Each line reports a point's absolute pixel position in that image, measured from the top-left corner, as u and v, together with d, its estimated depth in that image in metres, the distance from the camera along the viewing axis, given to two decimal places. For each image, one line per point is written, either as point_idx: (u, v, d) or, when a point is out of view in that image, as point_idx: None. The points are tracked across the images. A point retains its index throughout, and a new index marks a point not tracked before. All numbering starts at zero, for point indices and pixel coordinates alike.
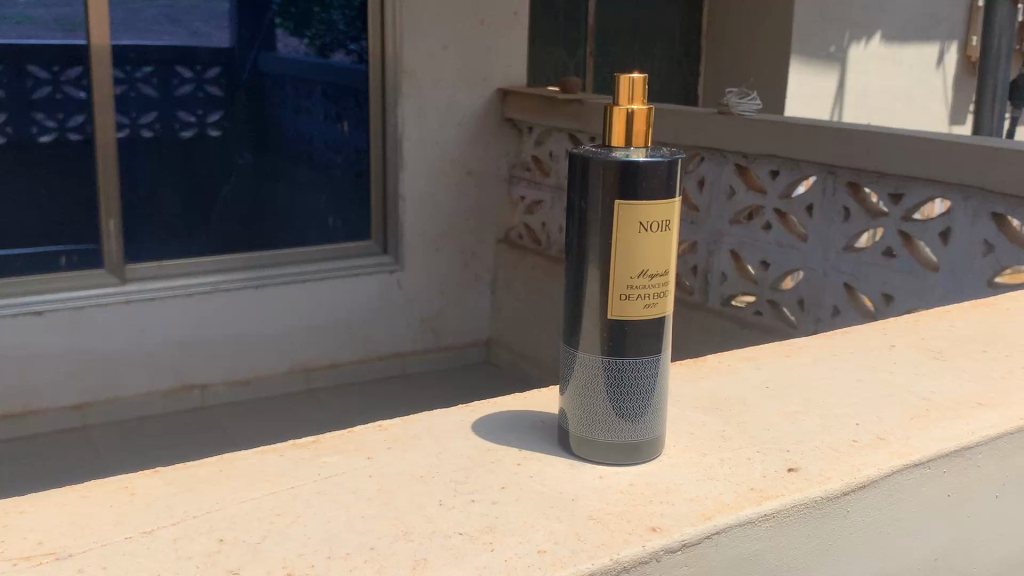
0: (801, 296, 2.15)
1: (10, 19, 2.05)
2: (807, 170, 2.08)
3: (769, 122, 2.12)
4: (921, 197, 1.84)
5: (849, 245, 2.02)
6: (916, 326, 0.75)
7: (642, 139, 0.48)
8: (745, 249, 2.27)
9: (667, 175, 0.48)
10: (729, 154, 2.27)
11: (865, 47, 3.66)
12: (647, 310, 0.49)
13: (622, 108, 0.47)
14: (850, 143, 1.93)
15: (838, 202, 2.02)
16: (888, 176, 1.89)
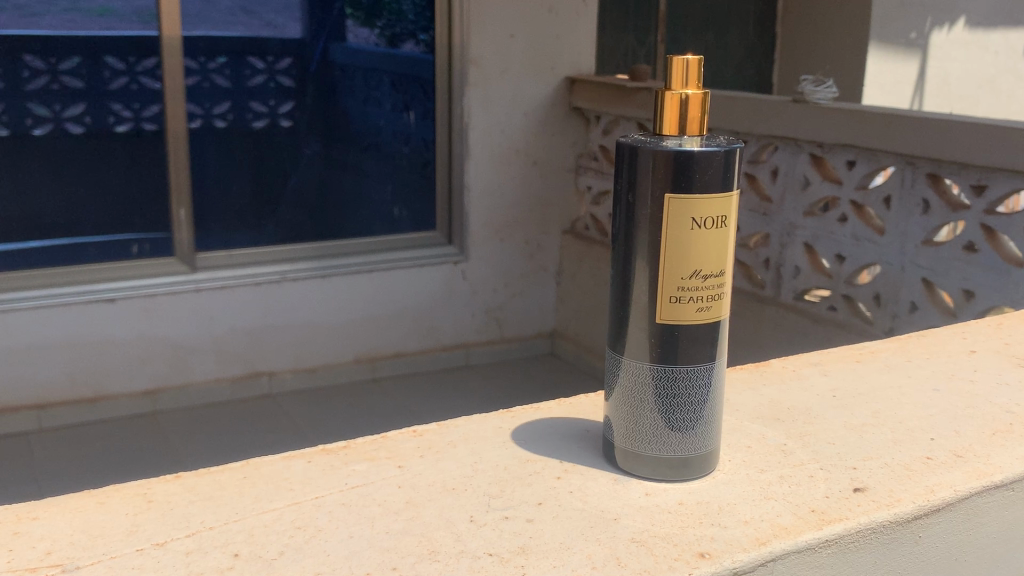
0: (878, 292, 2.07)
1: (92, 11, 2.08)
2: (885, 160, 2.01)
3: (846, 111, 2.05)
4: (1007, 188, 1.76)
5: (928, 239, 1.93)
6: (1000, 329, 0.70)
7: (698, 126, 0.44)
8: (820, 242, 2.20)
9: (725, 167, 0.44)
10: (803, 143, 2.21)
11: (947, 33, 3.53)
12: (700, 315, 0.45)
13: (674, 94, 0.43)
14: (931, 132, 1.85)
15: (917, 194, 1.94)
16: (971, 167, 1.81)
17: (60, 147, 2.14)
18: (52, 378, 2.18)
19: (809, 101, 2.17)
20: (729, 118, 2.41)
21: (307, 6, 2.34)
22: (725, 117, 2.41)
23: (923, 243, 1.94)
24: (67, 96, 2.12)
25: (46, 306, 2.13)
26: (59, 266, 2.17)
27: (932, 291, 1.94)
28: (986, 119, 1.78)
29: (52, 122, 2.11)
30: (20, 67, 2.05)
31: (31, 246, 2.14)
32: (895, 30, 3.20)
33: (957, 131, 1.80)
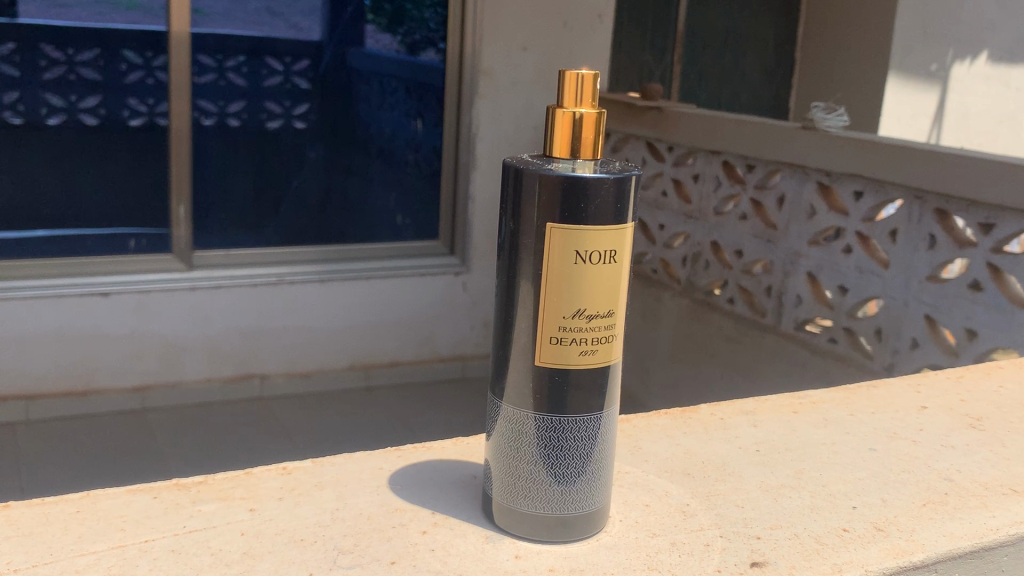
0: (879, 326, 2.00)
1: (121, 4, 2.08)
2: (893, 194, 1.95)
3: (857, 140, 2.01)
4: (1013, 229, 1.69)
5: (932, 275, 1.86)
6: (960, 383, 0.64)
7: (592, 150, 0.44)
8: (824, 272, 2.15)
9: (621, 193, 0.42)
10: (811, 171, 2.16)
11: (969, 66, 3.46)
12: (585, 358, 0.43)
13: (564, 113, 0.43)
14: (940, 165, 1.80)
15: (924, 229, 1.87)
16: (979, 205, 1.74)
17: (68, 138, 2.12)
18: (42, 368, 2.14)
19: (818, 128, 2.14)
20: (739, 141, 2.36)
21: (328, 8, 2.32)
22: (736, 140, 2.37)
23: (927, 279, 1.88)
24: (84, 88, 2.12)
25: (39, 299, 2.09)
26: (56, 258, 2.15)
27: (934, 328, 1.87)
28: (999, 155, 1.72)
29: (66, 113, 2.11)
30: (38, 57, 2.06)
31: (38, 235, 2.12)
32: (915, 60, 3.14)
33: (968, 167, 1.74)
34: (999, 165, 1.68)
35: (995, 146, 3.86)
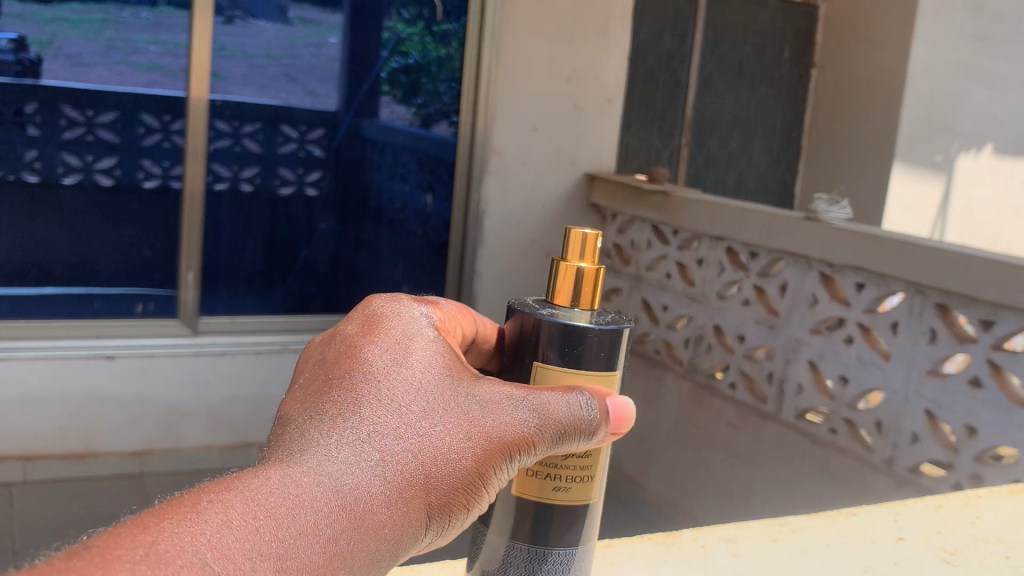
0: (879, 418, 1.99)
1: (139, 65, 2.11)
2: (894, 286, 1.95)
3: (857, 231, 2.02)
4: (1014, 326, 1.68)
5: (933, 369, 1.86)
6: (938, 512, 0.67)
7: (588, 297, 0.50)
8: (825, 361, 2.14)
9: (613, 347, 0.50)
10: (814, 262, 2.17)
11: (972, 158, 3.47)
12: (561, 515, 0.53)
13: (569, 261, 0.50)
14: (942, 261, 1.80)
15: (925, 322, 1.88)
16: (980, 301, 1.74)
17: (84, 199, 2.17)
18: (43, 431, 2.14)
19: (821, 220, 2.14)
20: (736, 223, 2.38)
21: (347, 78, 2.38)
22: (735, 224, 2.38)
23: (928, 373, 1.87)
24: (101, 149, 2.16)
25: (45, 359, 2.11)
26: (64, 318, 2.18)
27: (934, 423, 1.86)
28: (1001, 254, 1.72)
29: (82, 173, 2.15)
30: (58, 118, 2.10)
31: (49, 293, 2.16)
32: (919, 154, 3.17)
33: (975, 266, 1.73)
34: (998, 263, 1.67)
35: (997, 239, 3.88)
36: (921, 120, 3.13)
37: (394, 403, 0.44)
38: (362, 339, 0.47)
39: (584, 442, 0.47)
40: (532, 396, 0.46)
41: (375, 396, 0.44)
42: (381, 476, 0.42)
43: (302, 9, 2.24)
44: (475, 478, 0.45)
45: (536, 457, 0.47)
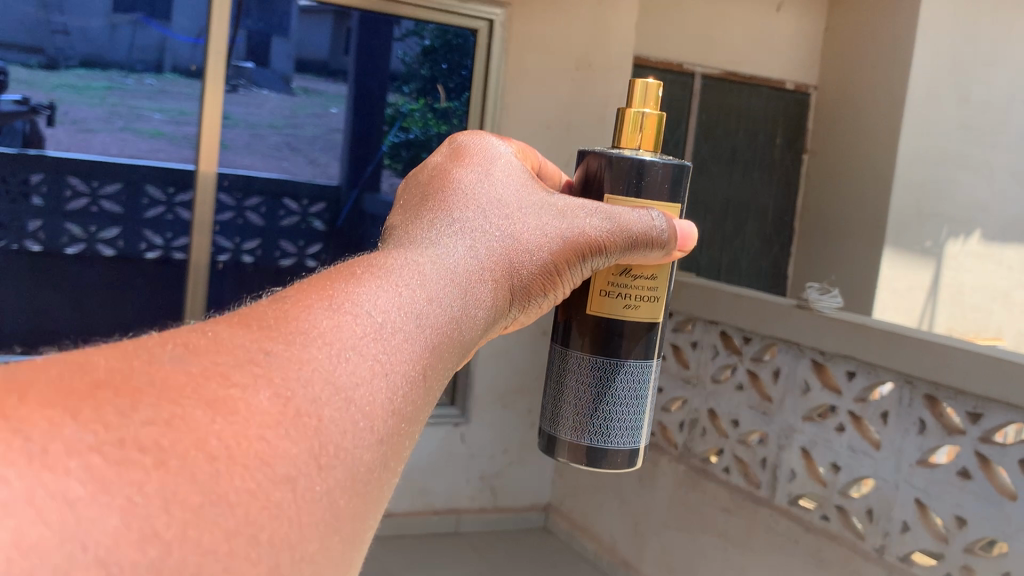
0: (869, 506, 2.01)
1: (144, 133, 2.21)
2: (884, 376, 1.99)
3: (851, 321, 2.07)
4: (1001, 420, 1.73)
5: (923, 460, 1.89)
6: None
7: (647, 145, 0.88)
8: (817, 449, 2.17)
9: (673, 179, 0.88)
10: (807, 349, 2.21)
11: (963, 243, 3.36)
12: (628, 309, 0.89)
13: (634, 113, 0.88)
14: (931, 352, 1.84)
15: (914, 414, 1.91)
16: (968, 393, 1.79)
17: (88, 271, 2.23)
18: None
19: (813, 310, 2.17)
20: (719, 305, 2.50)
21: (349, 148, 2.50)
22: (719, 307, 2.50)
23: (917, 463, 1.89)
24: (106, 218, 2.23)
25: None
26: None
27: (924, 513, 1.88)
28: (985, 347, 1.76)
29: (85, 243, 2.22)
30: (63, 188, 2.18)
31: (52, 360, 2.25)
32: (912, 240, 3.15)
33: (958, 357, 1.79)
34: (984, 358, 1.73)
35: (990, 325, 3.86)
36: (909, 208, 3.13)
37: (512, 208, 0.77)
38: (450, 180, 0.80)
39: (647, 248, 0.82)
40: (607, 210, 0.81)
41: (474, 205, 0.76)
42: (496, 245, 0.76)
43: (304, 80, 2.38)
44: (548, 247, 0.78)
45: (609, 259, 0.82)
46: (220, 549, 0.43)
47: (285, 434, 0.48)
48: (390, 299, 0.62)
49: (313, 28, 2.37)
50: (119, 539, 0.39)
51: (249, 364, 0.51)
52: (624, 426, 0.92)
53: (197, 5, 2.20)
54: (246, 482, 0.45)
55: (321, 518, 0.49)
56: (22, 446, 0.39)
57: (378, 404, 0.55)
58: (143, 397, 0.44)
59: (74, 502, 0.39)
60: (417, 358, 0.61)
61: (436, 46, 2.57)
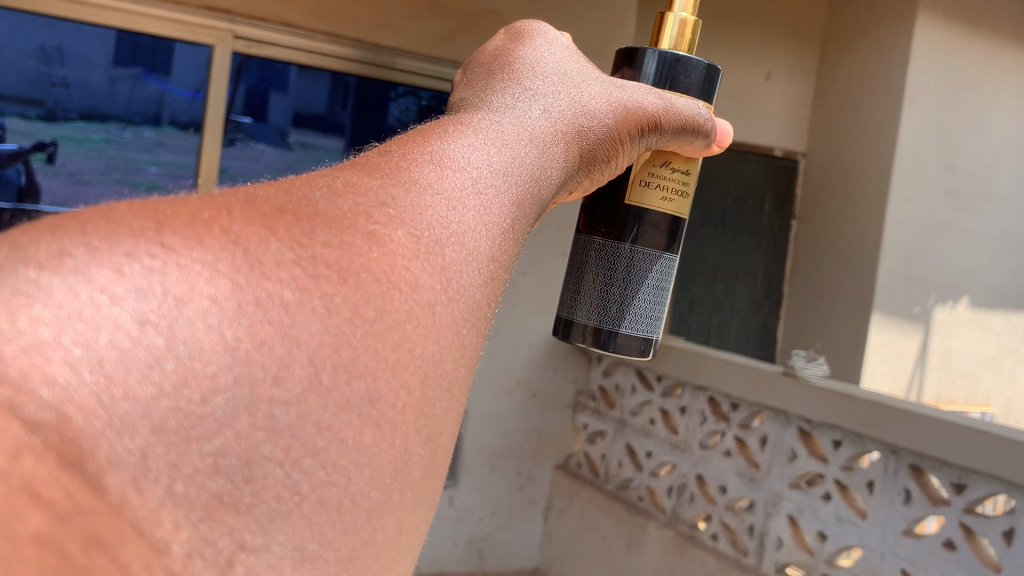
0: None
1: (140, 184, 2.26)
2: (869, 446, 1.93)
3: (833, 392, 2.01)
4: (984, 490, 1.66)
5: (908, 530, 1.82)
6: None
7: (688, 43, 0.85)
8: (804, 516, 2.11)
9: (708, 79, 0.85)
10: (793, 417, 2.16)
11: (950, 310, 3.37)
12: (664, 201, 0.86)
13: (675, 19, 0.85)
14: (916, 421, 1.77)
15: (899, 483, 1.85)
16: (952, 465, 1.72)
17: None
18: None
19: (800, 377, 2.13)
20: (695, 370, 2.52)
21: None
22: (695, 371, 2.52)
23: (903, 533, 1.83)
24: None
25: None
26: None
27: None
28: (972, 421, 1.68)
29: None
30: None
31: None
32: (900, 304, 3.15)
33: (942, 429, 1.71)
34: (958, 428, 1.68)
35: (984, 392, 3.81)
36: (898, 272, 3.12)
37: (583, 82, 0.73)
38: (518, 46, 0.74)
39: (704, 136, 0.81)
40: (665, 95, 0.78)
41: (547, 74, 0.71)
42: (575, 110, 0.71)
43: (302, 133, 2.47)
44: (622, 123, 0.74)
45: (666, 143, 0.80)
46: (396, 362, 0.43)
47: (422, 272, 0.47)
48: (485, 159, 0.59)
49: (313, 84, 2.48)
50: (321, 345, 0.40)
51: (378, 206, 0.49)
52: (642, 312, 0.88)
53: (197, 62, 2.31)
54: (405, 307, 0.45)
55: (443, 402, 0.46)
56: (241, 255, 0.40)
57: (490, 254, 0.54)
58: (319, 222, 0.45)
59: (283, 304, 0.39)
60: (516, 215, 0.58)
61: (433, 107, 2.70)
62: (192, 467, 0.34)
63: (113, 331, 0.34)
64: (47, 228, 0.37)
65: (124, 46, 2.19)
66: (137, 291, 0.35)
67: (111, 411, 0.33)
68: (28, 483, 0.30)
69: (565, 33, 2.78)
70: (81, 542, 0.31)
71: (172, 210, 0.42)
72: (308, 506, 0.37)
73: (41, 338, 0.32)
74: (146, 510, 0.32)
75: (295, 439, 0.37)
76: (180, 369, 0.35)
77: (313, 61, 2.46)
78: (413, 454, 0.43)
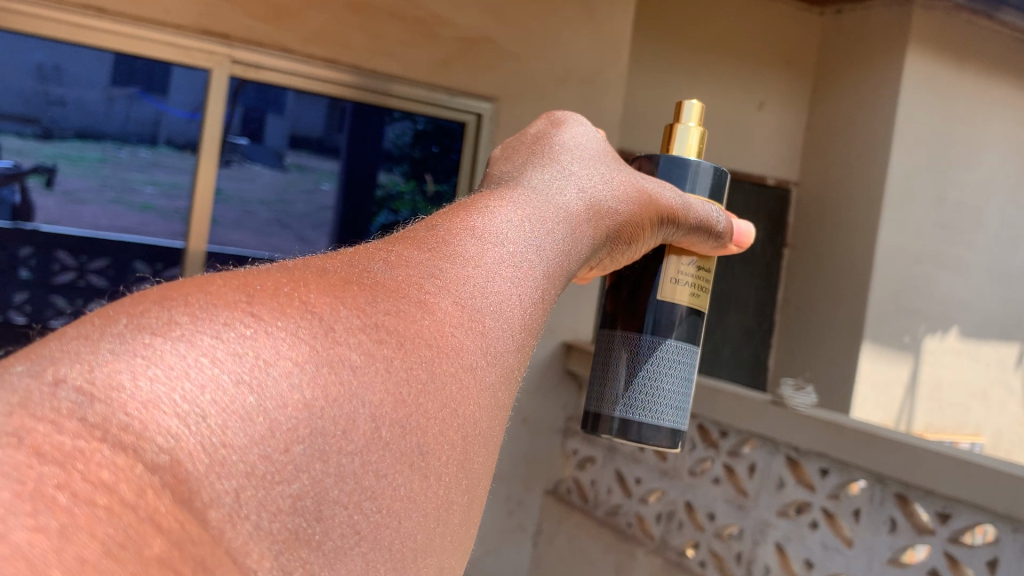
0: None
1: (136, 206, 2.28)
2: (856, 473, 1.92)
3: (820, 420, 2.02)
4: (968, 521, 1.67)
5: (895, 558, 1.80)
6: None
7: (699, 151, 0.90)
8: (791, 544, 2.09)
9: (720, 182, 0.91)
10: (781, 445, 2.17)
11: (941, 340, 3.38)
12: (691, 296, 0.89)
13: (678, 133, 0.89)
14: (900, 454, 1.76)
15: (885, 512, 1.83)
16: (935, 493, 1.72)
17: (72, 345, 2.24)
18: None
19: (788, 405, 2.13)
20: None
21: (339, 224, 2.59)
22: None
23: (889, 562, 1.81)
24: (92, 294, 2.24)
25: None
26: None
27: None
28: (957, 451, 1.68)
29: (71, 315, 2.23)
30: (52, 261, 2.20)
31: None
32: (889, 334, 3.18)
33: (929, 458, 1.70)
34: (940, 457, 1.68)
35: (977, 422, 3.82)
36: (888, 304, 3.15)
37: (612, 167, 0.78)
38: (555, 129, 0.80)
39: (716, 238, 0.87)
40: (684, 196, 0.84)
41: (580, 158, 0.76)
42: (607, 189, 0.75)
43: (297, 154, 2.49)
44: (645, 206, 0.78)
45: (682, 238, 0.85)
46: (442, 419, 0.48)
47: (466, 338, 0.53)
48: (523, 233, 0.64)
49: (308, 106, 2.51)
50: (384, 402, 0.45)
51: (427, 277, 0.55)
52: (670, 401, 0.88)
53: (195, 84, 2.33)
54: (452, 370, 0.51)
55: (478, 453, 0.51)
56: (319, 322, 0.45)
57: (522, 322, 0.59)
58: (381, 293, 0.50)
59: (353, 366, 0.44)
60: (547, 286, 0.64)
61: (428, 131, 2.73)
62: (276, 507, 0.38)
63: (214, 391, 0.38)
64: (157, 296, 0.43)
65: (121, 68, 2.23)
66: (235, 355, 0.40)
67: (214, 458, 0.37)
68: (150, 513, 0.34)
69: (557, 63, 2.81)
70: (189, 565, 0.34)
71: (258, 279, 0.47)
72: (366, 544, 0.41)
73: (155, 394, 0.37)
74: (238, 542, 0.36)
75: (358, 483, 0.42)
76: (268, 423, 0.39)
77: (309, 86, 2.48)
78: (453, 502, 0.48)
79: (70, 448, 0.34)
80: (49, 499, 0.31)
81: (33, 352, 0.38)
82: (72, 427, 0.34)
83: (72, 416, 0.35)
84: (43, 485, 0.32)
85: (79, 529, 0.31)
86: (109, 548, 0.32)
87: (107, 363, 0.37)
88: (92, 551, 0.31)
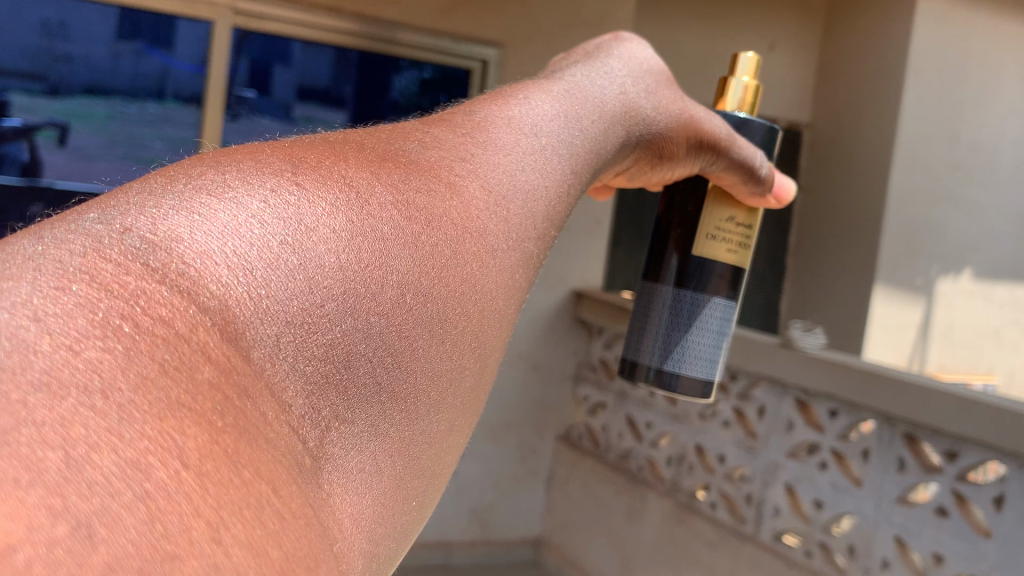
0: (851, 542, 1.92)
1: (144, 160, 2.29)
2: (866, 414, 1.92)
3: (829, 360, 2.01)
4: (975, 458, 1.65)
5: (903, 497, 1.81)
6: None
7: (751, 107, 0.83)
8: (801, 484, 2.09)
9: (771, 137, 0.84)
10: (789, 387, 2.15)
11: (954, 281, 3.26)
12: (729, 254, 0.80)
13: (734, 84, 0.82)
14: (908, 394, 1.77)
15: (894, 452, 1.84)
16: (944, 432, 1.72)
17: None
18: None
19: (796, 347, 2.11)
20: None
21: None
22: None
23: (898, 500, 1.82)
24: None
25: None
26: None
27: (904, 550, 1.81)
28: (964, 389, 1.67)
29: None
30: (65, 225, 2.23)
31: None
32: (902, 274, 3.15)
33: (932, 401, 1.71)
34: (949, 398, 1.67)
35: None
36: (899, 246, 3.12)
37: (654, 76, 0.71)
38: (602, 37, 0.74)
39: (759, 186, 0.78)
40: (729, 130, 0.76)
41: (619, 58, 0.69)
42: (642, 95, 0.68)
43: (305, 107, 2.51)
44: (679, 127, 0.71)
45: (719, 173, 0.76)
46: (463, 293, 0.41)
47: (489, 221, 0.45)
48: (552, 126, 0.56)
49: (315, 56, 2.49)
50: (411, 269, 0.38)
51: (457, 160, 0.47)
52: (700, 355, 0.79)
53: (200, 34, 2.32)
54: (472, 247, 0.43)
55: (503, 313, 0.44)
56: (355, 198, 0.38)
57: (545, 213, 0.51)
58: (413, 170, 0.43)
59: (384, 238, 0.37)
60: (572, 182, 0.55)
61: (435, 79, 2.71)
62: (310, 353, 0.31)
63: (259, 247, 0.32)
64: (209, 162, 0.36)
65: (125, 23, 2.20)
66: (282, 220, 0.34)
67: (257, 307, 0.31)
68: (201, 346, 0.28)
69: (560, 11, 2.79)
70: (235, 391, 0.28)
71: (300, 152, 0.40)
72: (386, 395, 0.34)
73: (209, 246, 0.31)
74: (276, 379, 0.30)
75: (383, 337, 0.35)
76: (307, 279, 0.33)
77: (314, 36, 2.46)
78: (465, 366, 0.40)
79: (133, 287, 0.28)
80: (115, 326, 0.27)
81: (98, 203, 0.32)
82: (136, 269, 0.29)
83: (135, 258, 0.29)
84: (112, 313, 0.27)
85: (143, 354, 0.27)
86: (167, 369, 0.27)
87: (170, 220, 0.31)
88: (152, 370, 0.27)
